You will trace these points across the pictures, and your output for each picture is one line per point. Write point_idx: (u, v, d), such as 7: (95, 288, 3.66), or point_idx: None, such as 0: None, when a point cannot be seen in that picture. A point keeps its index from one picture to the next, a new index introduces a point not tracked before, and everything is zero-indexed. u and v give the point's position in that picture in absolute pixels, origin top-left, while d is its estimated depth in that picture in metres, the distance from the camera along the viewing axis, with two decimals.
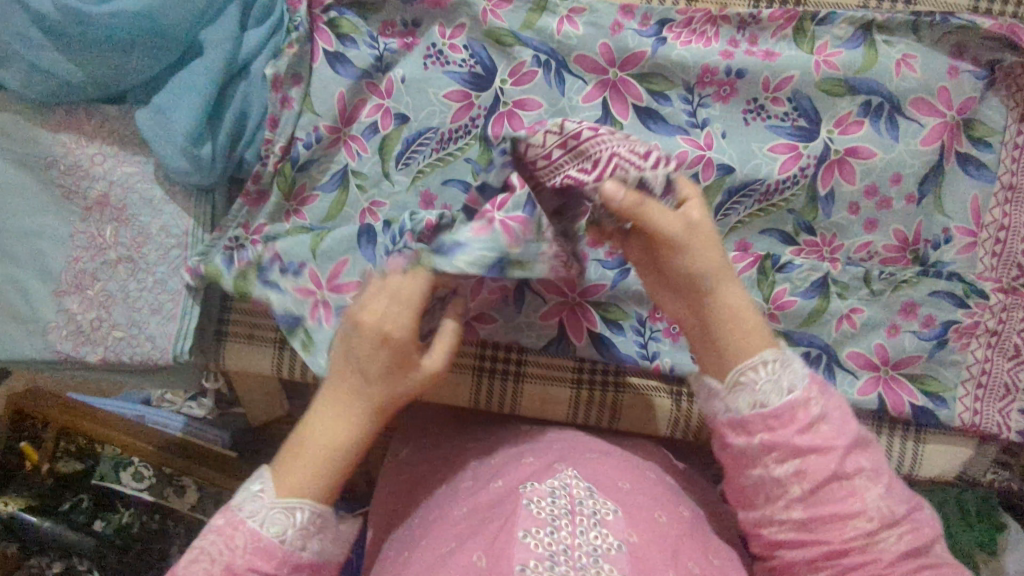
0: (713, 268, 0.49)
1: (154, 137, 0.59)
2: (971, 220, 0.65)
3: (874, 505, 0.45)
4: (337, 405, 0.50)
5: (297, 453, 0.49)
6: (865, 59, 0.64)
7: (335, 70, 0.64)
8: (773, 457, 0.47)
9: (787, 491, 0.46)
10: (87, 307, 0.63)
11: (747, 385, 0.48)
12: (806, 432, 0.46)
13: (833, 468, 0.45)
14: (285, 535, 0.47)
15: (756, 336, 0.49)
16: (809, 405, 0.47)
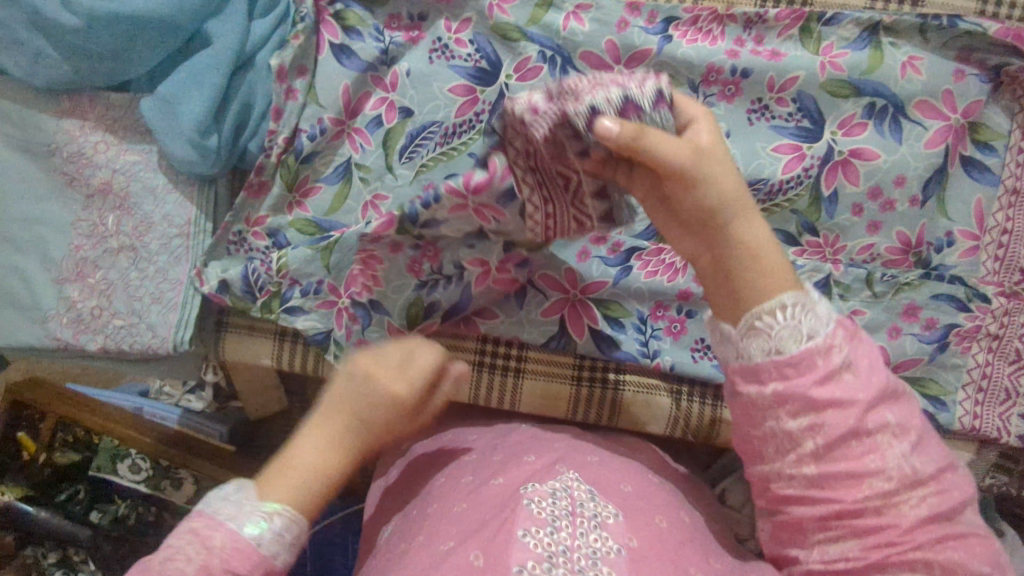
0: (724, 197, 0.46)
1: (162, 128, 0.60)
2: (974, 224, 0.65)
3: (894, 464, 0.42)
4: (334, 424, 0.45)
5: (287, 466, 0.44)
6: (871, 60, 0.64)
7: (340, 62, 0.63)
8: (788, 410, 0.44)
9: (801, 447, 0.43)
10: (88, 296, 0.63)
11: (769, 334, 0.45)
12: (823, 382, 0.43)
13: (853, 424, 0.42)
14: (262, 538, 0.41)
15: (776, 273, 0.46)
16: (831, 353, 0.44)
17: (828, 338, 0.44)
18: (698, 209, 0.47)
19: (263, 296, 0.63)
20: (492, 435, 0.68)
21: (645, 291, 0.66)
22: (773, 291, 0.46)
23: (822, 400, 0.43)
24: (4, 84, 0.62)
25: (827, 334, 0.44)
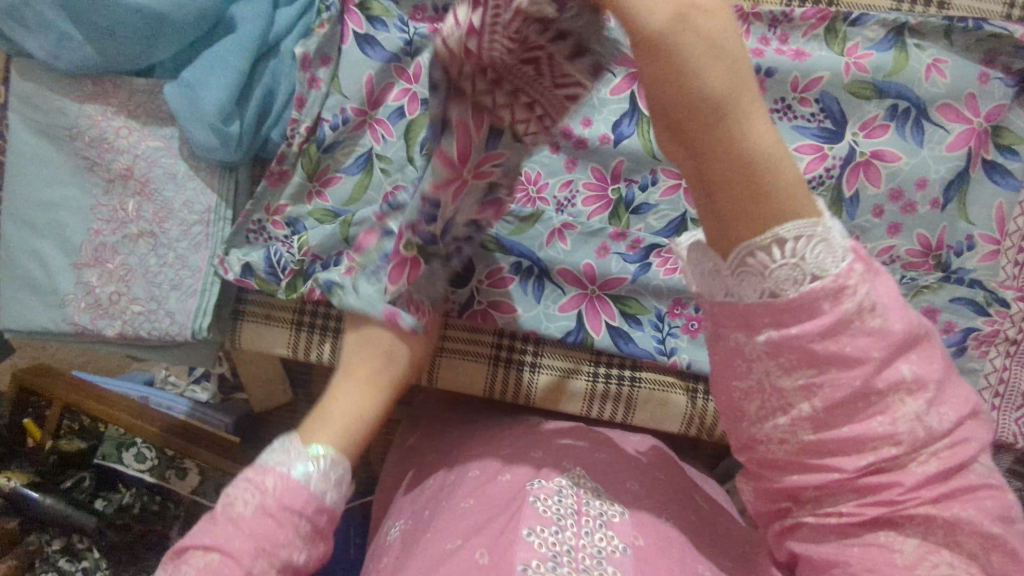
0: (723, 91, 0.34)
1: (182, 111, 0.59)
2: (994, 228, 0.65)
3: (906, 429, 0.39)
4: (355, 386, 0.51)
5: (322, 415, 0.49)
6: (895, 62, 0.64)
7: (364, 52, 0.63)
8: (780, 363, 0.39)
9: (799, 408, 0.40)
10: (106, 281, 0.63)
11: (762, 271, 0.37)
12: (826, 338, 0.38)
13: (858, 386, 0.39)
14: (310, 479, 0.45)
15: (785, 196, 0.36)
16: (841, 297, 0.38)
17: (839, 279, 0.38)
18: (685, 106, 0.34)
19: (287, 276, 0.63)
20: (503, 431, 0.68)
21: (663, 289, 0.66)
22: (774, 220, 0.36)
23: (828, 353, 0.39)
24: (25, 66, 0.62)
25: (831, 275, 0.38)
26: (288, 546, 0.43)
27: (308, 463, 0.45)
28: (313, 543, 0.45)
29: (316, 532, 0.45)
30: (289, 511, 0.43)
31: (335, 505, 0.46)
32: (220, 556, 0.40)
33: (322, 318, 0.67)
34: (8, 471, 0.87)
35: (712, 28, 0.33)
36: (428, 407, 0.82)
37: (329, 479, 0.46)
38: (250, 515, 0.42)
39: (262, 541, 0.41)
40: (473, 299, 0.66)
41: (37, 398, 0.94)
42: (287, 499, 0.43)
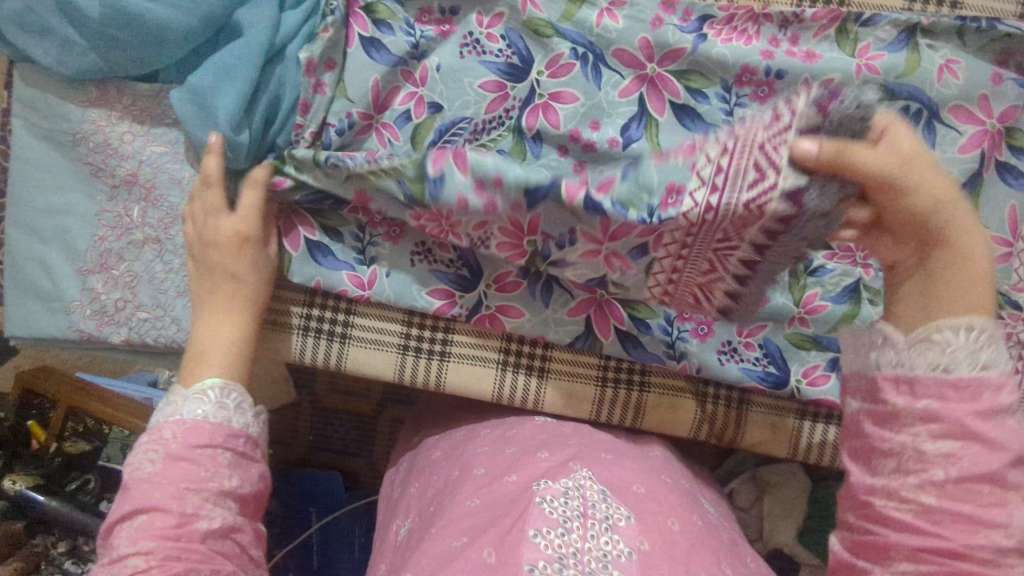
0: (938, 211, 0.46)
1: (192, 120, 0.59)
2: (1007, 231, 0.64)
3: (1019, 522, 0.40)
4: (219, 315, 0.59)
5: (199, 358, 0.57)
6: (908, 63, 0.63)
7: (369, 55, 0.62)
8: (930, 429, 0.42)
9: (928, 472, 0.42)
10: (111, 288, 0.62)
11: (941, 344, 0.44)
12: (984, 416, 0.41)
13: (993, 467, 0.40)
14: (205, 412, 0.53)
15: (972, 295, 0.45)
16: (1000, 390, 0.42)
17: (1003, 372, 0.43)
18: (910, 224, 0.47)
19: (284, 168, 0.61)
20: (510, 430, 0.68)
21: None
22: (965, 305, 0.45)
23: (977, 432, 0.41)
24: (27, 71, 0.61)
25: (1003, 371, 0.43)
26: (213, 479, 0.51)
27: (200, 402, 0.54)
28: (239, 468, 0.53)
29: (240, 455, 0.54)
30: (200, 449, 0.51)
31: (247, 426, 0.55)
32: (152, 513, 0.48)
33: (329, 322, 0.67)
34: (13, 474, 0.88)
35: (922, 170, 0.46)
36: (435, 409, 0.82)
37: (227, 406, 0.54)
38: (160, 469, 0.50)
39: (184, 484, 0.49)
40: (481, 302, 0.65)
41: (41, 399, 0.93)
42: (192, 439, 0.51)
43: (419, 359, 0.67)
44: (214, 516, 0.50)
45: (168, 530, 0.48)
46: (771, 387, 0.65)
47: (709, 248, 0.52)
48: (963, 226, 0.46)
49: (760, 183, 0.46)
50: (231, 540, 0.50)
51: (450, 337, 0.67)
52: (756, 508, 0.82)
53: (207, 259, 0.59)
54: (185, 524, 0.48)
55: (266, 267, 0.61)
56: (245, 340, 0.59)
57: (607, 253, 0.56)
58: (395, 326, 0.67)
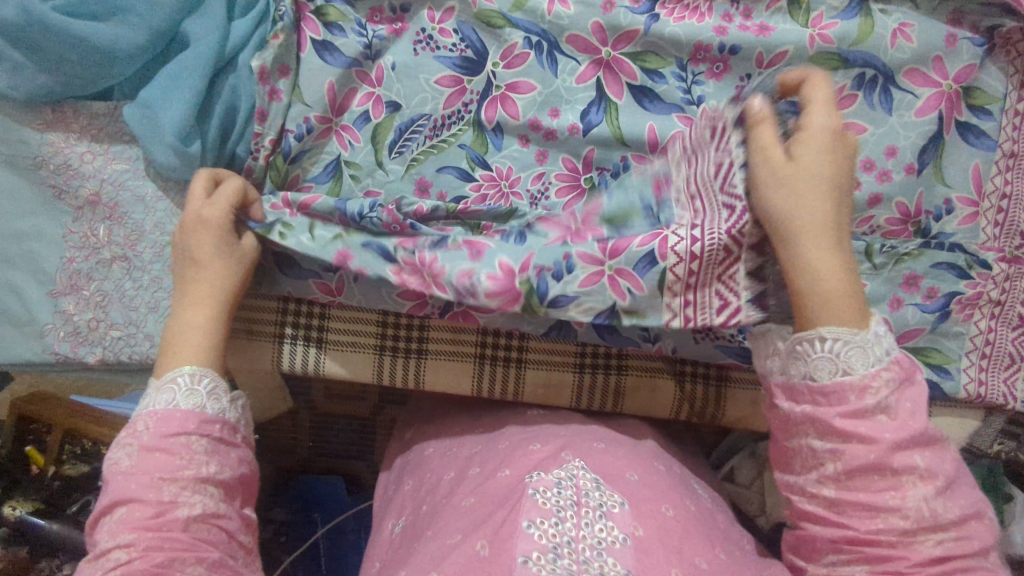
0: (796, 219, 0.48)
1: (143, 132, 0.59)
2: (972, 190, 0.65)
3: (913, 503, 0.45)
4: (189, 303, 0.57)
5: (172, 351, 0.55)
6: (861, 30, 0.62)
7: (323, 59, 0.62)
8: (816, 429, 0.47)
9: (823, 467, 0.47)
10: (83, 308, 0.62)
11: (807, 358, 0.48)
12: (853, 416, 0.46)
13: (874, 459, 0.45)
14: (176, 400, 0.52)
15: (830, 298, 0.47)
16: (866, 393, 0.46)
17: (864, 377, 0.46)
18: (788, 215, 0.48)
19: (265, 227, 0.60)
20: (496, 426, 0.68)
21: None
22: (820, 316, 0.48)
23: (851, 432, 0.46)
24: None
25: (863, 374, 0.46)
26: (189, 466, 0.50)
27: (172, 391, 0.53)
28: (218, 454, 0.52)
29: (218, 441, 0.53)
30: (173, 437, 0.51)
31: (224, 412, 0.54)
32: (130, 505, 0.48)
33: (303, 329, 0.67)
34: (13, 501, 0.88)
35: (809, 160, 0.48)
36: (424, 406, 0.83)
37: (198, 392, 0.53)
38: (136, 462, 0.50)
39: (158, 474, 0.49)
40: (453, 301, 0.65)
41: (37, 425, 0.93)
42: (163, 428, 0.51)
43: (397, 357, 0.67)
44: (193, 503, 0.49)
45: (147, 520, 0.48)
46: (744, 361, 0.65)
47: (713, 277, 0.53)
48: (819, 233, 0.48)
49: (733, 214, 0.50)
50: (217, 527, 0.50)
51: (426, 335, 0.67)
52: (757, 484, 0.83)
53: (178, 245, 0.58)
54: (164, 512, 0.48)
55: (240, 258, 0.59)
56: (216, 327, 0.57)
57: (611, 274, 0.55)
58: (371, 327, 0.67)
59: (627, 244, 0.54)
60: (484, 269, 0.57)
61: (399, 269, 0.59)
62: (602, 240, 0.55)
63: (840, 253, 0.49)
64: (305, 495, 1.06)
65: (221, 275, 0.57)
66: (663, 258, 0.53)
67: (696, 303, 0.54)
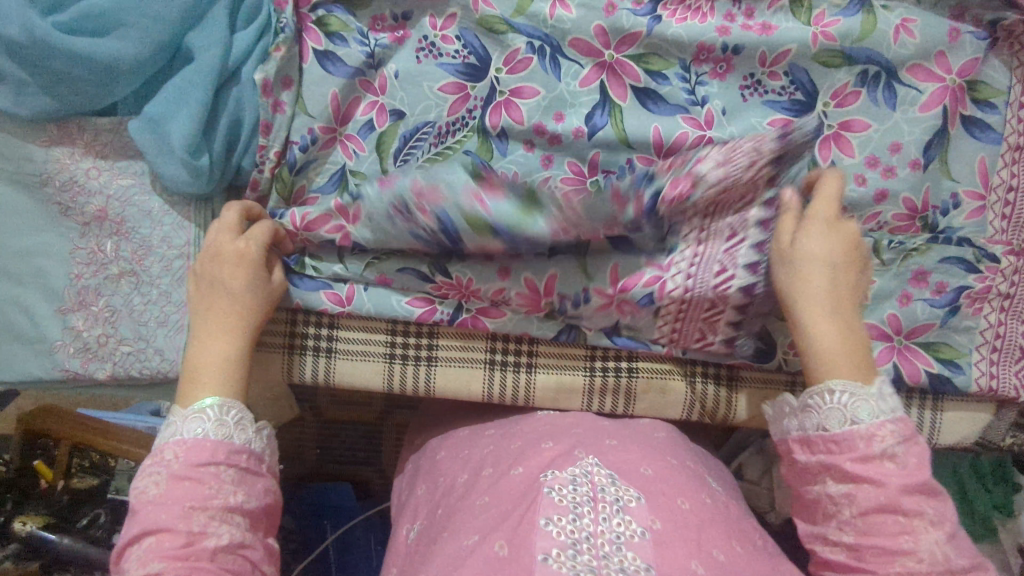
0: (808, 293, 0.56)
1: (150, 149, 0.59)
2: (978, 184, 0.65)
3: (926, 547, 0.49)
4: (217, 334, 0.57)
5: (194, 379, 0.55)
6: (863, 26, 0.62)
7: (325, 69, 0.62)
8: (832, 475, 0.52)
9: (839, 511, 0.51)
10: (92, 324, 0.62)
11: (818, 410, 0.54)
12: (862, 461, 0.51)
13: (884, 500, 0.49)
14: (206, 430, 0.53)
15: (837, 360, 0.54)
16: (873, 440, 0.51)
17: (870, 427, 0.51)
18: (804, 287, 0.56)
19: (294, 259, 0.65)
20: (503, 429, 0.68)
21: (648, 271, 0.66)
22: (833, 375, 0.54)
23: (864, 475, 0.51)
24: None
25: (870, 424, 0.52)
26: (219, 495, 0.51)
27: (201, 421, 0.53)
28: (245, 484, 0.53)
29: (245, 471, 0.53)
30: (203, 467, 0.51)
31: (250, 442, 0.54)
32: (160, 534, 0.48)
33: (312, 339, 0.67)
34: (24, 514, 0.87)
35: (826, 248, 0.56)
36: (434, 410, 0.83)
37: (227, 423, 0.54)
38: (164, 491, 0.50)
39: (189, 503, 0.50)
40: (461, 307, 0.66)
41: (44, 440, 0.94)
42: (193, 457, 0.51)
43: (406, 367, 0.67)
44: (221, 533, 0.50)
45: (176, 550, 0.48)
46: (755, 361, 0.66)
47: (699, 317, 0.62)
48: (829, 305, 0.56)
49: (725, 274, 0.58)
50: (242, 556, 0.51)
51: (435, 342, 0.67)
52: (767, 479, 0.83)
53: (208, 273, 0.58)
54: (195, 541, 0.48)
55: (268, 293, 0.60)
56: (241, 360, 0.57)
57: (618, 302, 0.62)
58: (380, 336, 0.67)
59: (634, 284, 0.61)
60: (512, 286, 0.64)
61: (437, 285, 0.65)
62: (614, 278, 0.62)
63: (849, 325, 0.56)
64: (316, 504, 1.04)
65: (253, 310, 0.58)
66: (659, 297, 0.61)
67: (682, 332, 0.64)
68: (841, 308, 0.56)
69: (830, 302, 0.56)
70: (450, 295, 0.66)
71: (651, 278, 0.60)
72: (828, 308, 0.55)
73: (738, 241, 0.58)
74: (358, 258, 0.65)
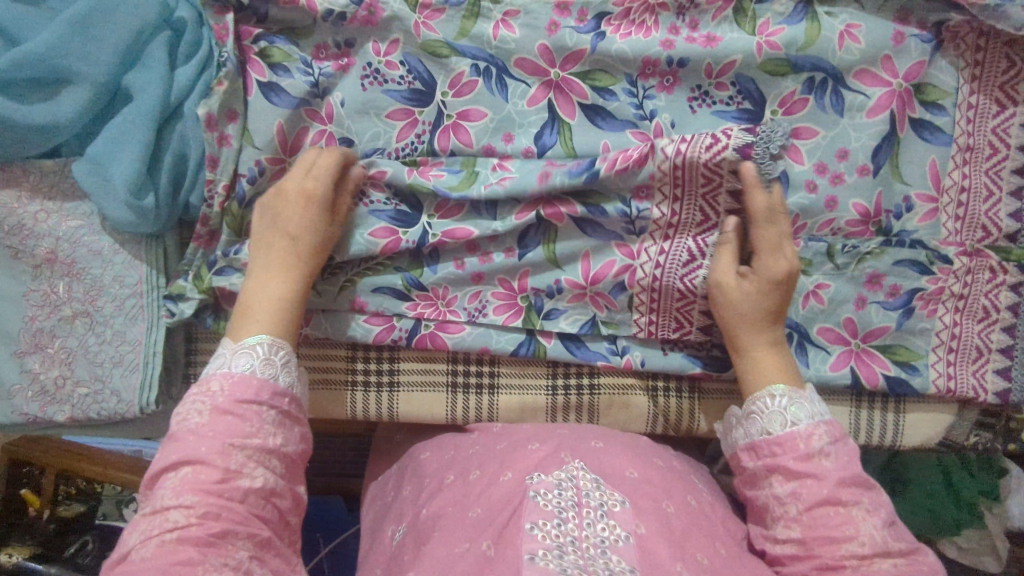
0: (747, 313, 0.59)
1: (95, 192, 0.58)
2: (930, 186, 0.64)
3: (866, 531, 0.50)
4: (273, 268, 0.58)
5: (245, 313, 0.56)
6: (808, 35, 0.62)
7: (270, 100, 0.61)
8: (778, 477, 0.54)
9: (786, 510, 0.53)
10: (49, 366, 0.62)
11: (753, 415, 0.57)
12: (803, 459, 0.53)
13: (826, 493, 0.51)
14: (253, 364, 0.52)
15: (768, 370, 0.59)
16: (811, 439, 0.53)
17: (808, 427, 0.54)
18: (748, 308, 0.59)
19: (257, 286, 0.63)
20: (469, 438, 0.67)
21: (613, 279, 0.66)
22: (767, 381, 0.58)
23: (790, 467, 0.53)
24: None
25: (809, 423, 0.54)
26: (258, 435, 0.49)
27: (250, 356, 0.53)
28: (284, 428, 0.52)
29: (285, 415, 0.52)
30: (246, 403, 0.50)
31: (293, 386, 0.54)
32: (195, 466, 0.47)
33: None
34: (9, 547, 0.88)
35: (779, 271, 0.59)
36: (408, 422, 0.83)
37: (274, 362, 0.53)
38: (207, 420, 0.49)
39: (227, 439, 0.48)
40: (419, 322, 0.65)
41: (29, 468, 0.92)
42: (238, 393, 0.50)
43: (369, 392, 0.67)
44: (255, 476, 0.48)
45: (211, 485, 0.46)
46: (712, 370, 0.66)
47: (673, 308, 0.63)
48: (765, 325, 0.60)
49: (692, 263, 0.62)
50: (272, 505, 0.48)
51: (397, 366, 0.67)
52: None
53: (274, 210, 0.59)
54: (230, 480, 0.47)
55: (323, 230, 0.59)
56: (292, 300, 0.57)
57: (592, 295, 0.64)
58: (342, 362, 0.67)
59: (605, 274, 0.63)
60: (489, 287, 0.65)
61: (413, 303, 0.65)
62: (586, 268, 0.64)
63: (777, 341, 0.60)
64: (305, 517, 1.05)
65: (312, 253, 0.59)
66: (630, 286, 0.63)
67: (658, 325, 0.64)
68: (777, 331, 0.60)
69: (767, 322, 0.60)
70: (426, 315, 0.65)
71: (621, 267, 0.63)
72: (762, 326, 0.60)
73: (710, 225, 0.61)
74: (330, 283, 0.64)
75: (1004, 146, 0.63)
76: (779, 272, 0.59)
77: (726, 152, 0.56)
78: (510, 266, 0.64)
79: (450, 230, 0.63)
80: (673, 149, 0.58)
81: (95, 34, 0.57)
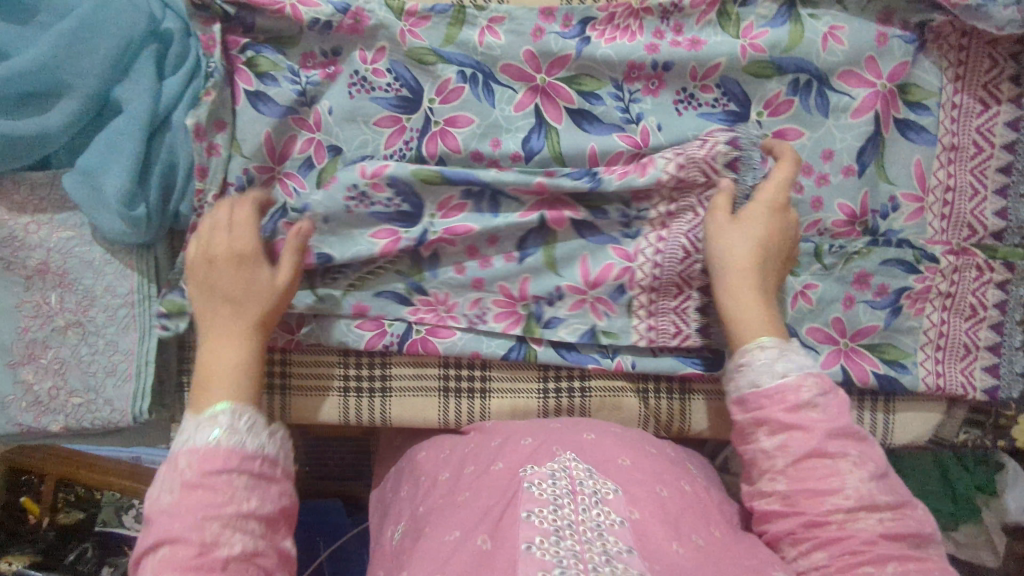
0: (742, 260, 0.58)
1: (87, 202, 0.59)
2: (916, 185, 0.65)
3: (852, 485, 0.49)
4: (226, 337, 0.55)
5: (206, 383, 0.53)
6: (791, 37, 0.62)
7: (257, 109, 0.62)
8: (765, 430, 0.53)
9: (773, 463, 0.52)
10: (43, 377, 0.63)
11: (748, 365, 0.55)
12: (791, 411, 0.52)
13: (812, 445, 0.50)
14: (214, 435, 0.48)
15: (756, 324, 0.57)
16: (799, 389, 0.52)
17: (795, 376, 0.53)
18: (743, 257, 0.58)
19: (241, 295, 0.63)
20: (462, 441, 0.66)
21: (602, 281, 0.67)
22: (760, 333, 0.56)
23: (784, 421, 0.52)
24: None
25: (799, 374, 0.53)
26: (232, 503, 0.46)
27: (213, 429, 0.48)
28: (259, 488, 0.48)
29: (259, 477, 0.48)
30: (215, 475, 0.46)
31: (264, 448, 0.49)
32: (173, 545, 0.44)
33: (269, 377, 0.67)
34: (8, 555, 0.88)
35: (773, 224, 0.59)
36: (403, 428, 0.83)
37: (239, 429, 0.49)
38: (179, 498, 0.46)
39: (201, 513, 0.45)
40: (410, 328, 0.66)
41: (29, 476, 0.94)
42: (208, 464, 0.47)
43: (362, 398, 0.67)
44: (234, 543, 0.45)
45: (190, 559, 0.43)
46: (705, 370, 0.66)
47: (669, 309, 0.64)
48: (756, 277, 0.58)
49: (688, 259, 0.62)
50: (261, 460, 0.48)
51: (389, 372, 0.68)
52: None
53: (208, 279, 0.56)
54: (207, 552, 0.44)
55: (268, 285, 0.57)
56: (253, 363, 0.55)
57: (592, 299, 0.65)
58: (333, 369, 0.68)
59: (605, 278, 0.64)
60: (489, 293, 0.65)
61: (414, 308, 0.65)
62: (585, 272, 0.64)
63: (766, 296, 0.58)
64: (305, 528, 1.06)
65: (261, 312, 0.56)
66: (618, 293, 0.64)
67: (658, 329, 0.64)
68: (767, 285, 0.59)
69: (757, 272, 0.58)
70: (426, 319, 0.65)
71: (621, 270, 0.63)
72: (755, 277, 0.58)
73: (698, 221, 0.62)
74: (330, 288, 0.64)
75: (988, 145, 0.64)
76: (781, 217, 0.59)
77: (719, 145, 0.60)
78: (510, 271, 0.65)
79: (451, 228, 0.63)
80: (670, 154, 0.61)
81: (81, 45, 0.57)
